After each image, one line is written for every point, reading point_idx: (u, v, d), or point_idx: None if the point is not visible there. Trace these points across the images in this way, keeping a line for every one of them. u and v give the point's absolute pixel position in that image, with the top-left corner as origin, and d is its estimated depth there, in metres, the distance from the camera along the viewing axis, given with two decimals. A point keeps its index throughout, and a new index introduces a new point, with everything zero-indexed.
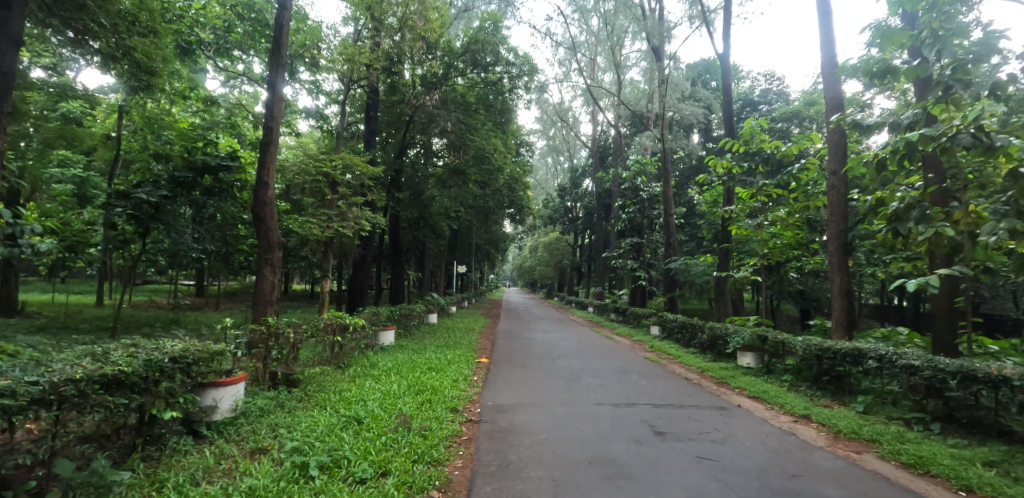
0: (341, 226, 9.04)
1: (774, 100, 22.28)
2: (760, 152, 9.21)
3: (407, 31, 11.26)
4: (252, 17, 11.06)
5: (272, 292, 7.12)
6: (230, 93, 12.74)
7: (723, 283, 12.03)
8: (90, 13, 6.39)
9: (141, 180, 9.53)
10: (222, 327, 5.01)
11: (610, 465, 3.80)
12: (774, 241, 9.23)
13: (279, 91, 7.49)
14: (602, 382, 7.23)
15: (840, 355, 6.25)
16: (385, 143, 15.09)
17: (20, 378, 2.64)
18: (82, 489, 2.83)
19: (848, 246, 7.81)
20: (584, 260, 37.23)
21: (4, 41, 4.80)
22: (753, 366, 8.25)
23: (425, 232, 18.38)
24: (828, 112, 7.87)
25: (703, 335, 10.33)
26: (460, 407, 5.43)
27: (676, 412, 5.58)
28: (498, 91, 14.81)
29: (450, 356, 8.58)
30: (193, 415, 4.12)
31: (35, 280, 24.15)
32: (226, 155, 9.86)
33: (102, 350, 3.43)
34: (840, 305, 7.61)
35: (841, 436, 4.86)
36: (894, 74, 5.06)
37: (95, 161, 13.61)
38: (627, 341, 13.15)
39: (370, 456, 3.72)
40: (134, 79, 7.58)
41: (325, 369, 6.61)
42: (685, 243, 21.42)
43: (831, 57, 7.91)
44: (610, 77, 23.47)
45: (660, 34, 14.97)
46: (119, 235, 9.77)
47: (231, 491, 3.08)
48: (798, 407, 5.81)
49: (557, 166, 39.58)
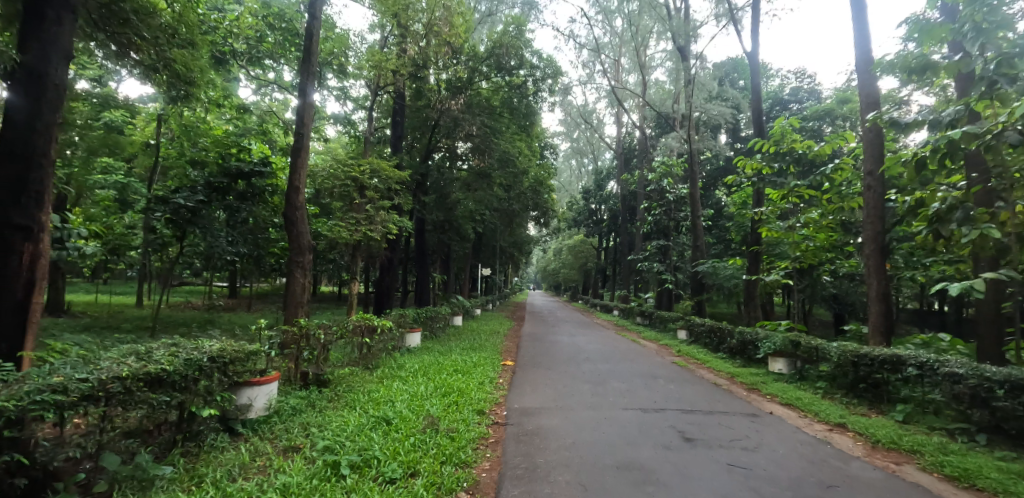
0: (368, 229, 9.20)
1: (805, 98, 21.71)
2: (792, 152, 9.03)
3: (433, 36, 11.54)
4: (283, 26, 11.53)
5: (303, 293, 7.27)
6: (261, 101, 13.20)
7: (753, 286, 11.78)
8: (134, 27, 6.68)
9: (179, 185, 9.93)
10: (257, 327, 5.17)
11: (637, 470, 3.76)
12: (806, 244, 8.93)
13: (309, 97, 7.68)
14: (630, 386, 7.16)
15: (878, 362, 6.06)
16: (411, 146, 15.38)
17: (71, 375, 2.77)
18: (126, 482, 3.00)
19: (885, 248, 7.54)
20: (608, 263, 36.98)
21: (58, 55, 4.81)
22: (785, 372, 8.05)
23: (450, 235, 18.49)
24: (863, 110, 7.63)
25: (733, 340, 10.12)
26: (486, 410, 5.46)
27: (705, 417, 5.49)
28: (523, 95, 14.86)
29: (476, 359, 8.64)
30: (230, 412, 4.26)
31: (78, 280, 25.22)
32: (260, 161, 10.26)
33: (143, 350, 3.57)
34: (876, 310, 7.37)
35: (879, 446, 4.69)
36: (933, 69, 4.83)
37: (136, 167, 14.23)
38: (653, 344, 13.09)
39: (399, 456, 3.78)
40: (173, 89, 7.90)
41: (354, 370, 6.74)
42: (713, 246, 21.02)
43: (867, 52, 7.66)
44: (635, 78, 23.31)
45: (686, 34, 14.80)
46: (157, 239, 10.13)
47: (265, 487, 3.17)
48: (834, 415, 5.64)
49: (581, 167, 39.26)
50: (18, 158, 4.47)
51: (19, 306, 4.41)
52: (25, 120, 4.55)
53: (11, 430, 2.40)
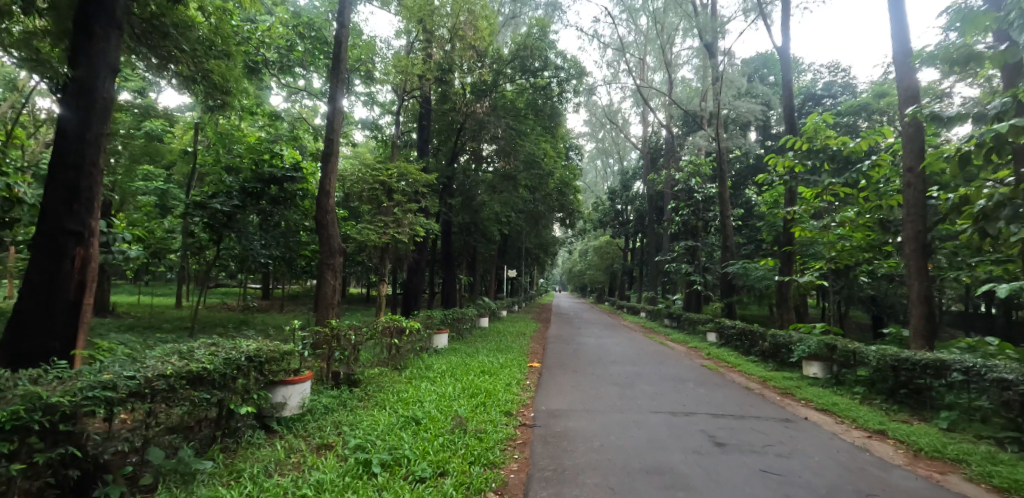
0: (397, 231, 9.34)
1: (840, 92, 21.03)
2: (827, 148, 8.71)
3: (458, 41, 11.65)
4: (313, 35, 11.76)
5: (334, 295, 7.39)
6: (292, 107, 13.61)
7: (786, 287, 11.45)
8: (174, 41, 6.97)
9: (215, 191, 10.28)
10: (291, 327, 5.32)
11: (666, 475, 3.71)
12: (842, 244, 8.74)
13: (338, 103, 7.86)
14: (658, 389, 7.07)
15: (921, 366, 5.83)
16: (437, 148, 15.57)
17: (119, 372, 2.91)
18: (170, 475, 3.16)
19: (927, 248, 7.23)
20: (635, 264, 36.58)
21: (105, 69, 5.06)
22: (820, 377, 7.82)
23: (476, 237, 18.63)
24: (902, 105, 7.33)
25: (765, 342, 9.86)
26: (514, 411, 5.48)
27: (736, 422, 5.37)
28: (547, 96, 14.93)
29: (503, 360, 8.70)
30: (266, 410, 4.41)
31: (122, 282, 26.45)
32: (291, 167, 10.60)
33: (185, 349, 3.71)
34: (918, 313, 7.07)
35: (921, 454, 4.50)
36: (977, 60, 4.58)
37: (174, 174, 14.80)
38: (682, 347, 12.87)
39: (429, 456, 3.82)
40: (210, 99, 8.22)
41: (384, 370, 6.85)
42: (744, 246, 20.52)
43: (905, 43, 7.35)
44: (661, 77, 23.04)
45: (713, 30, 14.52)
46: (195, 243, 10.50)
47: (300, 483, 3.26)
48: (872, 421, 5.45)
49: (608, 167, 39.00)
50: (69, 167, 4.73)
51: (71, 307, 4.64)
52: (77, 130, 4.81)
53: (66, 424, 2.53)
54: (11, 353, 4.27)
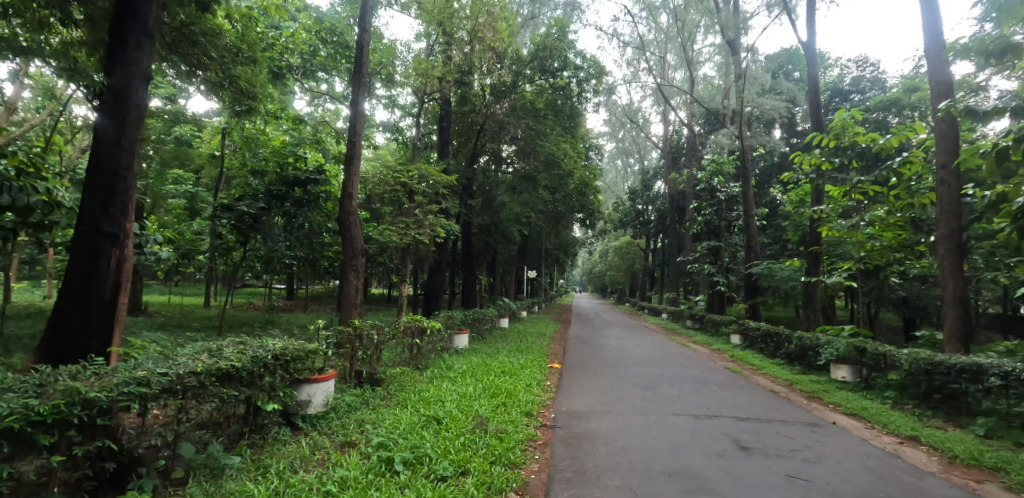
0: (417, 232, 9.41)
1: (868, 88, 20.44)
2: (854, 145, 8.42)
3: (477, 42, 11.69)
4: (335, 40, 11.94)
5: (356, 296, 7.50)
6: (315, 111, 13.89)
7: (813, 288, 11.15)
8: (202, 48, 7.17)
9: (242, 193, 10.53)
10: (316, 327, 5.41)
11: (688, 478, 3.66)
12: (872, 244, 8.42)
13: (360, 106, 7.97)
14: (680, 391, 6.97)
15: (956, 371, 5.62)
16: (457, 150, 15.66)
17: (153, 369, 3.01)
18: (200, 469, 3.25)
19: (962, 247, 6.96)
20: (656, 265, 36.17)
21: (138, 76, 5.24)
22: (849, 380, 7.60)
23: (496, 238, 18.65)
24: (934, 100, 7.09)
25: (791, 345, 9.62)
26: (535, 411, 5.47)
27: (761, 426, 5.26)
28: (567, 96, 14.92)
29: (523, 360, 8.70)
30: (291, 407, 4.50)
31: (154, 283, 27.29)
32: (314, 170, 10.77)
33: (215, 347, 3.81)
34: (953, 315, 6.82)
35: (956, 462, 4.33)
36: (1015, 51, 4.39)
37: (202, 178, 15.20)
38: (705, 349, 12.66)
39: (450, 455, 3.85)
40: (237, 104, 8.46)
41: (406, 369, 6.91)
42: (769, 246, 20.07)
43: (938, 36, 7.10)
44: (682, 75, 22.78)
45: (735, 26, 14.28)
46: (223, 244, 10.77)
47: (325, 480, 3.32)
48: (904, 427, 5.27)
49: (628, 167, 38.73)
50: (106, 172, 4.91)
51: (107, 307, 4.81)
52: (112, 137, 4.99)
53: (102, 419, 2.62)
54: (53, 350, 4.48)
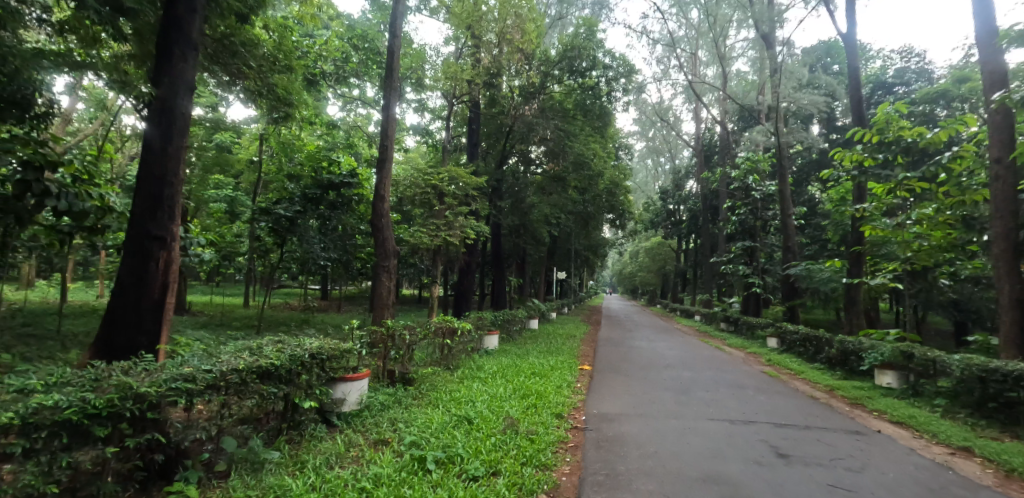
0: (448, 234, 9.49)
1: (913, 80, 19.46)
2: (899, 140, 8.04)
3: (506, 45, 11.73)
4: (365, 47, 12.55)
5: (388, 297, 7.62)
6: (348, 116, 14.24)
7: (856, 290, 10.69)
8: (242, 58, 7.45)
9: (279, 197, 10.91)
10: (350, 327, 5.53)
11: (724, 484, 3.58)
12: (919, 244, 8.02)
13: (391, 110, 8.11)
14: (715, 396, 6.79)
15: (1014, 379, 5.29)
16: (486, 151, 15.75)
17: (198, 366, 3.14)
18: (241, 463, 3.37)
19: (1020, 246, 6.54)
20: (688, 266, 35.39)
21: (183, 88, 5.47)
22: (895, 386, 7.27)
23: (525, 239, 18.66)
24: (987, 90, 6.70)
25: (832, 349, 9.26)
26: (565, 413, 5.44)
27: (801, 433, 5.07)
28: (596, 96, 14.76)
29: (553, 362, 8.67)
30: (327, 405, 4.62)
31: (197, 283, 28.49)
32: (348, 173, 11.02)
33: (255, 345, 3.95)
34: (1010, 319, 6.40)
35: (1014, 475, 4.07)
36: None
37: (242, 183, 15.77)
38: (740, 352, 12.33)
39: (481, 455, 3.87)
40: (274, 111, 8.76)
41: (436, 370, 6.98)
42: (807, 246, 19.34)
43: (991, 22, 6.71)
44: (714, 71, 22.29)
45: (770, 20, 13.85)
46: (261, 245, 11.16)
47: (360, 476, 3.39)
48: (956, 437, 4.99)
49: (658, 167, 38.12)
50: (155, 180, 5.16)
51: (157, 306, 5.06)
52: (160, 146, 5.24)
53: (152, 412, 2.75)
54: (108, 346, 4.76)
